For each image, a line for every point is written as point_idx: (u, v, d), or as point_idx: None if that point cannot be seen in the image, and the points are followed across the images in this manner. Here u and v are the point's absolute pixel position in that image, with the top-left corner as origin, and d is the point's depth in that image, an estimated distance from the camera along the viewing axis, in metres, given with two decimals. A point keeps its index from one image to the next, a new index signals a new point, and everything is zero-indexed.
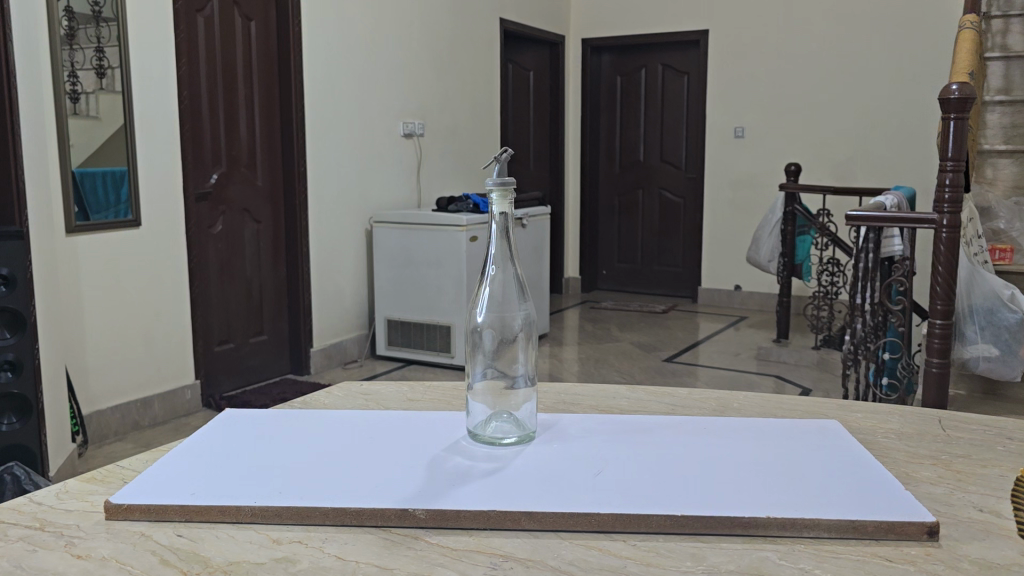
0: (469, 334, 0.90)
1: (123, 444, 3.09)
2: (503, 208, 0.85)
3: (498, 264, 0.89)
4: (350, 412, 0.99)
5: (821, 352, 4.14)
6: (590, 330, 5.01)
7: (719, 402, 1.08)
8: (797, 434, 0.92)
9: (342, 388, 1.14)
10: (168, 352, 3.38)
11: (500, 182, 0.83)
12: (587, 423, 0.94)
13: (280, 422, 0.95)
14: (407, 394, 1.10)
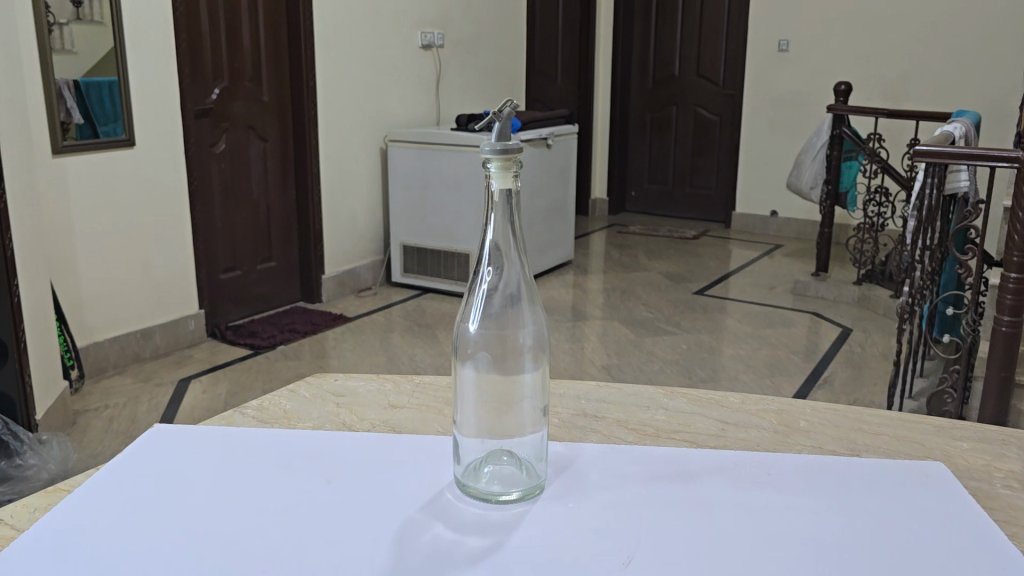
0: (456, 345, 0.68)
1: (123, 378, 2.96)
2: (507, 182, 0.62)
3: (497, 258, 0.66)
4: (309, 436, 0.78)
5: (862, 289, 3.83)
6: (616, 258, 4.76)
7: (782, 418, 0.85)
8: (891, 486, 0.69)
9: (311, 386, 0.93)
10: (171, 281, 3.21)
11: (500, 147, 0.60)
12: (613, 461, 0.72)
13: (218, 452, 0.75)
14: (388, 398, 0.89)
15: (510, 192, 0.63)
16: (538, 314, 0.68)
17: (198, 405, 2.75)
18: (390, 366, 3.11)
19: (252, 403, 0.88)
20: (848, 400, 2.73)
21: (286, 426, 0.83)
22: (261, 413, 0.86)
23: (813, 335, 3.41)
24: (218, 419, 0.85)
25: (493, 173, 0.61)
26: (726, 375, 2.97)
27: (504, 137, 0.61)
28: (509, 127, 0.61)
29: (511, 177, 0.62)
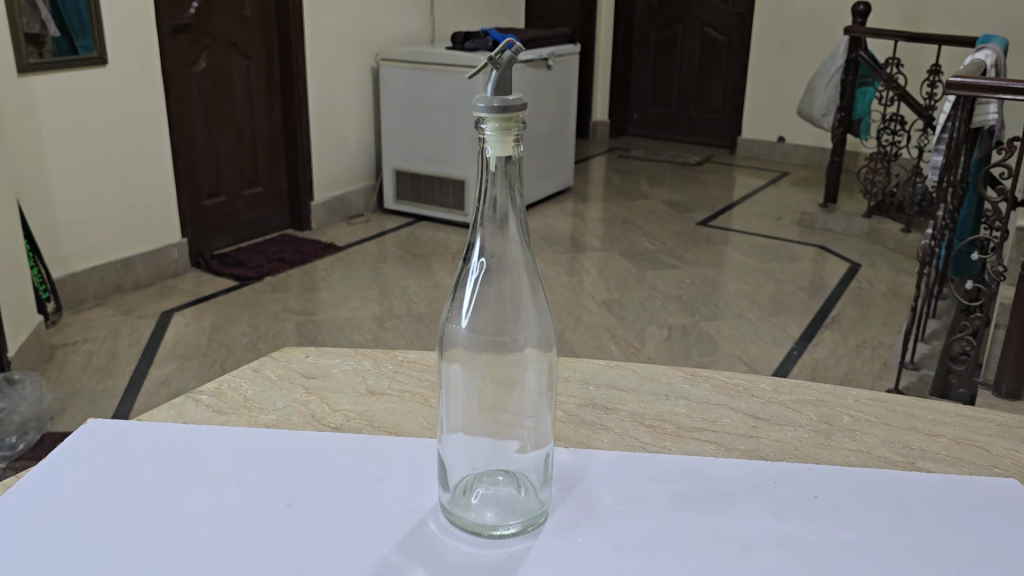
0: (442, 345, 0.56)
1: (103, 309, 2.84)
2: (507, 148, 0.49)
3: (493, 238, 0.54)
4: (273, 438, 0.66)
5: (871, 222, 3.68)
6: (616, 185, 4.59)
7: (822, 413, 0.74)
8: (962, 512, 0.58)
9: (277, 365, 0.81)
10: (151, 208, 3.05)
11: (499, 105, 0.47)
12: (629, 477, 0.61)
13: (162, 462, 0.63)
14: (365, 382, 0.77)
15: (511, 160, 0.50)
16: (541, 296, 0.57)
17: (181, 339, 2.63)
18: (382, 299, 2.98)
19: (207, 387, 0.77)
20: (857, 341, 2.62)
21: (246, 420, 0.72)
22: (218, 400, 0.75)
23: (819, 269, 3.29)
24: (168, 407, 0.74)
25: (489, 137, 0.49)
26: (730, 313, 2.85)
27: (503, 90, 0.47)
28: (509, 77, 0.47)
29: (512, 141, 0.49)
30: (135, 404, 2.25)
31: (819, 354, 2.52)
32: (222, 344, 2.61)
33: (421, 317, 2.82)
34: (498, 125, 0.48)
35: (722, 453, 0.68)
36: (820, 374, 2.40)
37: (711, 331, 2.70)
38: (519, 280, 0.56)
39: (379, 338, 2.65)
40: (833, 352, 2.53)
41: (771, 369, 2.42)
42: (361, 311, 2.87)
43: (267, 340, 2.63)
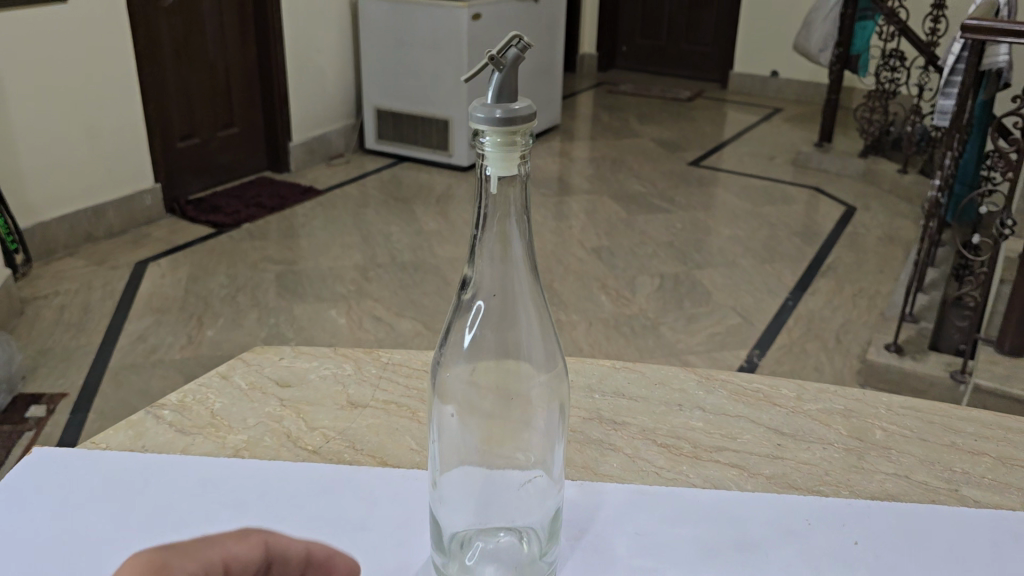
0: (436, 383, 0.51)
1: (74, 260, 2.73)
2: (513, 164, 0.42)
3: (495, 268, 0.48)
4: (244, 472, 0.59)
5: (867, 162, 3.59)
6: (605, 122, 4.46)
7: (852, 427, 0.66)
8: (1014, 561, 0.52)
9: (248, 371, 0.73)
10: (122, 152, 2.91)
11: (500, 119, 0.39)
12: (643, 521, 0.55)
13: (118, 503, 0.56)
14: (346, 392, 0.70)
15: (517, 179, 0.43)
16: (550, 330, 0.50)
17: (157, 292, 2.54)
18: (365, 247, 2.88)
19: (169, 399, 0.69)
20: (853, 290, 2.55)
21: (212, 441, 0.64)
22: (181, 415, 0.67)
23: (813, 212, 3.21)
24: (125, 425, 0.66)
25: (489, 153, 0.42)
26: (723, 260, 2.77)
27: (507, 98, 0.40)
28: (514, 82, 0.40)
29: (518, 156, 0.42)
30: (109, 362, 2.15)
31: (815, 305, 2.46)
32: (200, 297, 2.51)
33: (405, 266, 2.73)
34: (500, 141, 0.41)
35: (747, 479, 0.61)
36: (816, 326, 2.34)
37: (704, 280, 2.63)
38: (526, 313, 0.50)
39: (362, 289, 2.56)
40: (829, 302, 2.47)
41: (766, 321, 2.37)
42: (344, 260, 2.77)
43: (246, 293, 2.53)
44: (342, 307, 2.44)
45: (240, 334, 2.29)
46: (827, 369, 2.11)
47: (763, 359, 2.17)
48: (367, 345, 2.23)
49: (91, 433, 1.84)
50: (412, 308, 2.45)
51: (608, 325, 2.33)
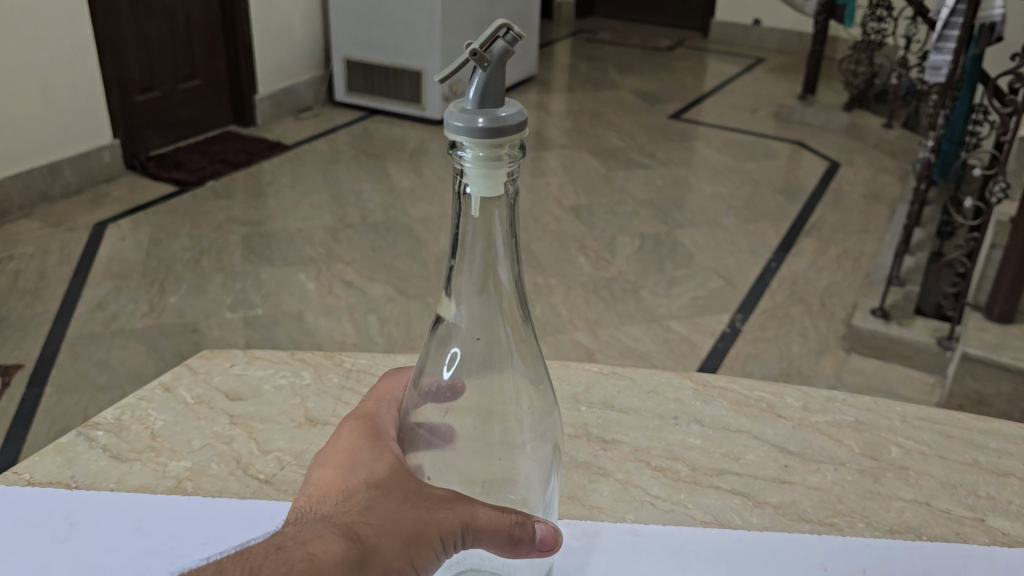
0: (404, 428, 0.46)
1: (29, 222, 2.59)
2: (496, 177, 0.39)
3: (475, 302, 0.45)
4: (186, 518, 0.55)
5: (850, 116, 3.51)
6: (583, 73, 4.33)
7: (867, 444, 0.59)
8: None
9: (195, 381, 0.69)
10: (77, 107, 2.76)
11: (484, 130, 0.36)
12: (639, 570, 0.49)
13: (41, 556, 0.52)
14: (304, 407, 0.67)
15: (502, 198, 0.41)
16: (535, 365, 0.48)
17: (117, 255, 2.42)
18: (335, 206, 2.77)
19: (105, 417, 0.65)
20: (837, 251, 2.49)
21: (151, 471, 0.60)
22: (117, 437, 0.63)
23: (795, 167, 3.14)
24: (54, 450, 0.62)
25: (470, 169, 0.39)
26: (705, 220, 2.70)
27: (492, 102, 0.36)
28: (499, 89, 0.36)
29: (503, 169, 0.39)
30: (67, 330, 2.03)
31: (799, 266, 2.40)
32: (162, 260, 2.39)
33: (376, 227, 2.63)
34: (485, 155, 0.38)
35: (752, 511, 0.54)
36: (800, 289, 2.28)
37: (686, 240, 2.55)
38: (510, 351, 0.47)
39: (332, 251, 2.46)
40: (813, 264, 2.41)
41: (749, 283, 2.30)
42: (313, 220, 2.66)
43: (211, 256, 2.42)
44: (312, 271, 2.34)
45: (206, 300, 2.18)
46: (812, 334, 2.05)
47: (748, 323, 2.10)
48: (338, 312, 2.13)
49: (47, 410, 1.74)
50: (385, 272, 2.35)
51: (587, 289, 2.25)
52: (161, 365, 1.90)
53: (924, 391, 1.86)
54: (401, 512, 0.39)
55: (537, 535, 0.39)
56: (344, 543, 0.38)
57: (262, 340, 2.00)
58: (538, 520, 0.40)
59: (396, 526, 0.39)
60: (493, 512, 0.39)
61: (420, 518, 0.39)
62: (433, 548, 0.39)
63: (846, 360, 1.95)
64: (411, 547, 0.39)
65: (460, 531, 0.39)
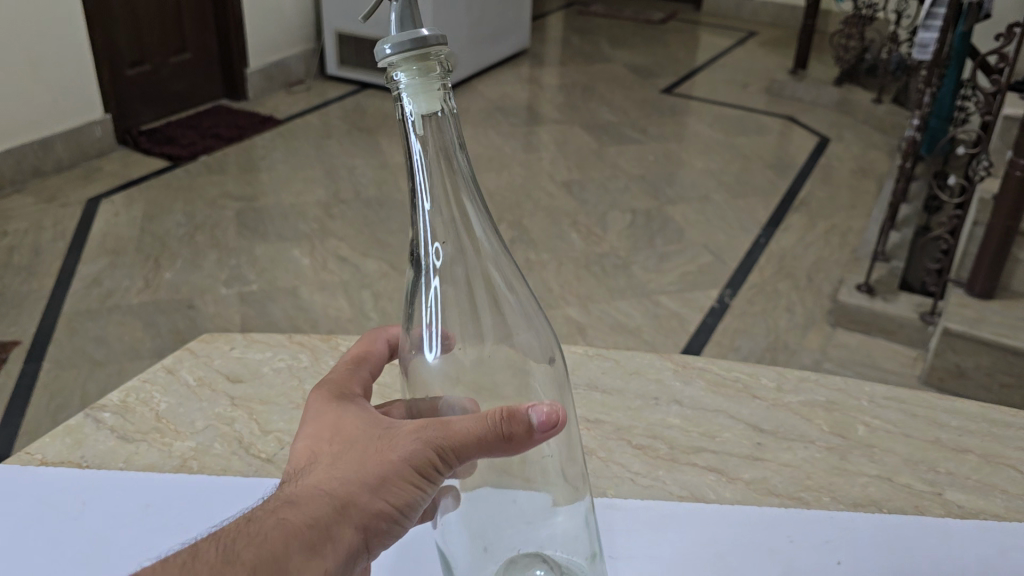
0: (414, 383, 0.51)
1: (22, 197, 2.60)
2: (436, 95, 0.42)
3: (441, 233, 0.49)
4: (191, 497, 0.58)
5: (841, 90, 3.53)
6: (576, 46, 4.32)
7: (837, 422, 0.63)
8: None
9: (196, 364, 0.72)
10: (67, 82, 2.75)
11: (413, 56, 0.39)
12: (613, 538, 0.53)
13: (55, 534, 0.55)
14: (302, 388, 0.70)
15: (443, 114, 0.44)
16: (514, 274, 0.53)
17: (111, 231, 2.43)
18: (328, 181, 2.79)
19: (111, 399, 0.69)
20: (825, 226, 2.52)
21: (158, 450, 0.63)
22: (124, 419, 0.66)
23: (786, 142, 3.16)
24: (64, 432, 0.65)
25: (412, 97, 0.42)
26: (696, 195, 2.72)
27: (409, 26, 0.39)
28: (410, 12, 0.39)
29: (438, 88, 0.42)
30: (63, 307, 2.04)
31: (787, 242, 2.43)
32: (157, 236, 2.40)
33: (369, 202, 2.64)
34: (417, 82, 0.41)
35: (726, 486, 0.57)
36: (788, 265, 2.31)
37: (676, 215, 2.58)
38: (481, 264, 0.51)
39: (325, 227, 2.48)
40: (801, 239, 2.44)
41: (737, 259, 2.33)
42: (306, 196, 2.68)
43: (205, 232, 2.44)
44: (305, 247, 2.36)
45: (200, 276, 2.20)
46: (799, 309, 2.09)
47: (736, 299, 2.13)
48: (333, 288, 2.16)
49: (47, 385, 1.76)
50: (378, 248, 2.37)
51: (578, 264, 2.28)
52: (158, 341, 1.93)
53: (907, 364, 1.90)
54: (374, 455, 0.40)
55: (528, 423, 0.37)
56: (319, 493, 0.39)
57: (257, 316, 2.03)
58: (528, 406, 0.38)
59: (373, 466, 0.40)
60: (468, 422, 0.39)
61: (395, 453, 0.40)
62: (418, 477, 0.39)
63: (832, 335, 1.99)
64: (390, 484, 0.39)
65: (437, 453, 0.39)
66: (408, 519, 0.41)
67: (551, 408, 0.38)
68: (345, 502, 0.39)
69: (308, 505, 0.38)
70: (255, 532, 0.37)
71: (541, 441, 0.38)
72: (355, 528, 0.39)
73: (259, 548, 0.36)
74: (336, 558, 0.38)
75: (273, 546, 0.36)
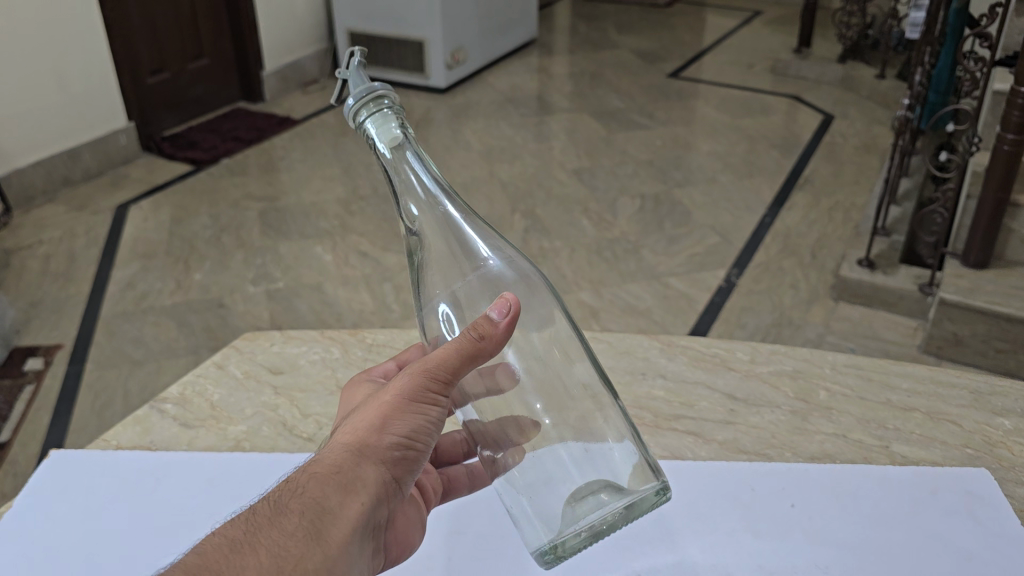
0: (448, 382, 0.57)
1: (55, 206, 2.70)
2: (398, 126, 0.53)
3: (437, 247, 0.59)
4: (248, 469, 0.70)
5: (845, 67, 3.57)
6: (583, 33, 4.39)
7: (799, 389, 0.73)
8: (924, 517, 0.60)
9: (242, 359, 0.84)
10: (91, 92, 2.85)
11: (368, 101, 0.52)
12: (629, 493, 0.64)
13: (137, 504, 0.67)
14: (335, 375, 0.81)
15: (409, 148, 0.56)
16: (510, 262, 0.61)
17: (142, 236, 2.54)
18: (346, 179, 2.88)
19: (171, 393, 0.80)
20: (829, 203, 2.59)
21: (215, 434, 0.75)
22: (184, 409, 0.78)
23: (791, 122, 3.22)
24: (133, 422, 0.77)
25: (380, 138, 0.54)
26: (703, 178, 2.80)
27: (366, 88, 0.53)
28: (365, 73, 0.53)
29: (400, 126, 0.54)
30: (101, 311, 2.16)
31: (792, 220, 2.50)
32: (185, 239, 2.51)
33: (386, 198, 2.74)
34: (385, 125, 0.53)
35: (701, 446, 0.68)
36: (793, 242, 2.38)
37: (683, 198, 2.66)
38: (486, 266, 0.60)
39: (345, 224, 2.58)
40: (806, 217, 2.51)
41: (743, 239, 2.41)
42: (326, 194, 2.78)
43: (231, 233, 2.55)
44: (327, 244, 2.46)
45: (229, 276, 2.31)
46: (803, 285, 2.17)
47: (742, 278, 2.21)
48: (355, 282, 2.26)
49: (91, 385, 1.88)
50: (397, 242, 2.47)
51: (590, 251, 2.36)
52: (193, 340, 2.04)
53: (907, 335, 1.97)
54: (375, 403, 0.49)
55: (490, 324, 0.48)
56: (340, 448, 0.47)
57: (285, 313, 2.14)
58: (487, 313, 0.48)
59: (377, 412, 0.48)
60: (446, 345, 0.48)
61: (392, 392, 0.48)
62: (418, 409, 0.48)
63: (834, 309, 2.08)
64: (395, 420, 0.48)
65: (428, 377, 0.48)
66: (421, 448, 0.49)
67: (503, 299, 0.48)
68: (361, 445, 0.47)
69: (332, 457, 0.46)
70: (294, 488, 0.45)
71: (505, 334, 0.48)
72: (378, 463, 0.47)
73: (301, 497, 0.44)
74: (366, 491, 0.46)
75: (312, 494, 0.44)
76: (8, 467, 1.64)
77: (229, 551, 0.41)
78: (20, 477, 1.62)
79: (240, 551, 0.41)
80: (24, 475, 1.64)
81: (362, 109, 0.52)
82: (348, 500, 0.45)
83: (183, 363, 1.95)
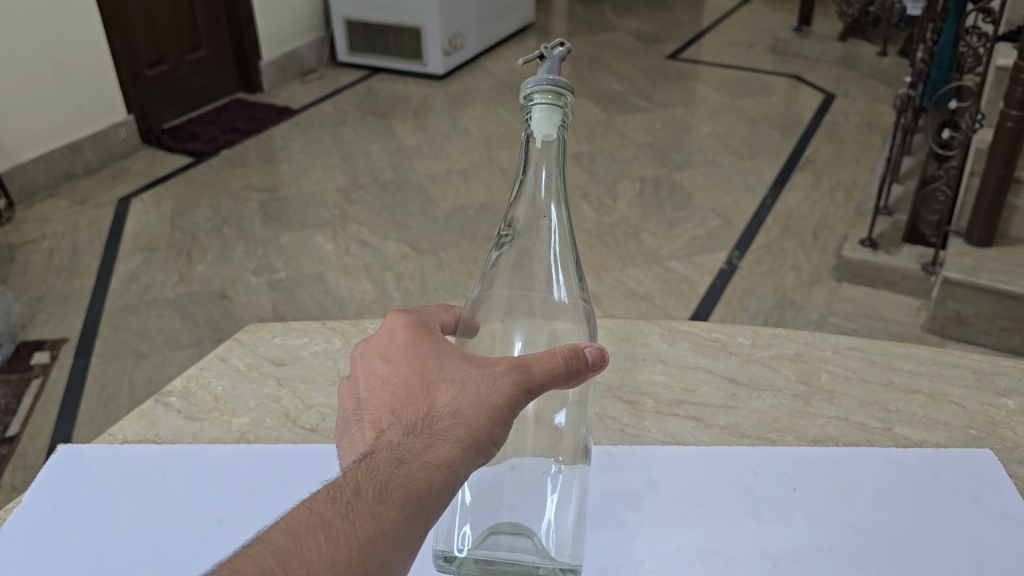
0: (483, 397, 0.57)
1: (57, 201, 2.70)
2: (556, 127, 0.52)
3: (522, 240, 0.62)
4: (252, 462, 0.70)
5: (845, 45, 3.55)
6: (581, 17, 4.36)
7: (800, 371, 0.73)
8: (929, 501, 0.60)
9: (244, 351, 0.84)
10: (90, 87, 2.84)
11: (545, 90, 0.50)
12: (637, 479, 0.63)
13: (144, 497, 0.67)
14: (337, 366, 0.81)
15: (552, 147, 0.55)
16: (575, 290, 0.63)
17: (143, 228, 2.54)
18: (345, 167, 2.88)
19: (175, 385, 0.80)
20: (830, 183, 2.58)
21: (219, 426, 0.75)
22: (187, 402, 0.78)
23: (793, 101, 3.20)
24: (138, 416, 0.77)
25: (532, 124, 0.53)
26: (703, 160, 2.78)
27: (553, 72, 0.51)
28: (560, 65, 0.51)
29: (558, 127, 0.53)
30: (105, 304, 2.16)
31: (793, 202, 2.49)
32: (187, 231, 2.51)
33: (386, 186, 2.73)
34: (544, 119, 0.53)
35: (702, 431, 0.68)
36: (794, 223, 2.38)
37: (684, 180, 2.65)
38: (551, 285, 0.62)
39: (346, 213, 2.57)
40: (807, 198, 2.51)
41: (745, 222, 2.39)
42: (326, 183, 2.77)
43: (231, 224, 2.54)
44: (328, 233, 2.46)
45: (231, 268, 2.31)
46: (805, 267, 2.16)
47: (744, 260, 2.21)
48: (356, 272, 2.26)
49: (97, 378, 1.89)
50: (397, 230, 2.47)
51: (590, 235, 2.35)
52: (197, 331, 2.04)
53: (910, 315, 1.97)
54: (476, 395, 0.47)
55: (587, 356, 0.48)
56: (441, 437, 0.45)
57: (287, 303, 2.14)
58: (593, 352, 0.49)
59: (479, 408, 0.47)
60: (553, 369, 0.48)
61: (495, 392, 0.47)
62: (513, 416, 0.48)
63: (837, 290, 2.07)
64: (493, 425, 0.47)
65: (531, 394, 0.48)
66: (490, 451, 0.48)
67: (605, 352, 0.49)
68: (464, 442, 0.46)
69: (437, 448, 0.45)
70: (398, 477, 0.43)
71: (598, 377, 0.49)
72: (471, 464, 0.46)
73: (410, 489, 0.42)
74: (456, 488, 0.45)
75: (419, 487, 0.43)
76: (18, 460, 1.65)
77: (327, 539, 0.40)
78: (28, 471, 1.63)
79: (343, 540, 0.40)
80: (33, 469, 1.65)
81: (537, 94, 0.50)
82: (444, 499, 0.44)
83: (188, 354, 1.95)
